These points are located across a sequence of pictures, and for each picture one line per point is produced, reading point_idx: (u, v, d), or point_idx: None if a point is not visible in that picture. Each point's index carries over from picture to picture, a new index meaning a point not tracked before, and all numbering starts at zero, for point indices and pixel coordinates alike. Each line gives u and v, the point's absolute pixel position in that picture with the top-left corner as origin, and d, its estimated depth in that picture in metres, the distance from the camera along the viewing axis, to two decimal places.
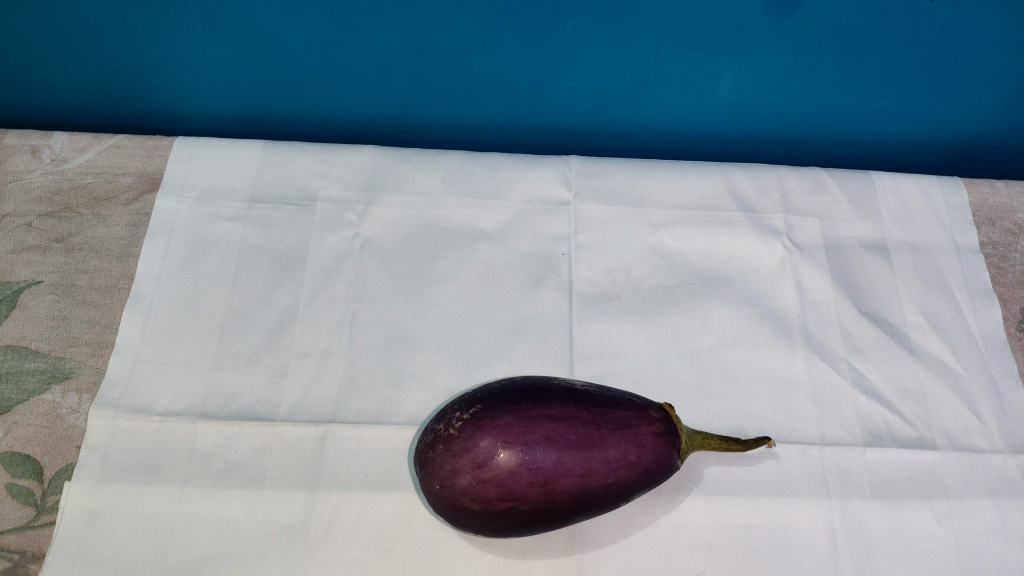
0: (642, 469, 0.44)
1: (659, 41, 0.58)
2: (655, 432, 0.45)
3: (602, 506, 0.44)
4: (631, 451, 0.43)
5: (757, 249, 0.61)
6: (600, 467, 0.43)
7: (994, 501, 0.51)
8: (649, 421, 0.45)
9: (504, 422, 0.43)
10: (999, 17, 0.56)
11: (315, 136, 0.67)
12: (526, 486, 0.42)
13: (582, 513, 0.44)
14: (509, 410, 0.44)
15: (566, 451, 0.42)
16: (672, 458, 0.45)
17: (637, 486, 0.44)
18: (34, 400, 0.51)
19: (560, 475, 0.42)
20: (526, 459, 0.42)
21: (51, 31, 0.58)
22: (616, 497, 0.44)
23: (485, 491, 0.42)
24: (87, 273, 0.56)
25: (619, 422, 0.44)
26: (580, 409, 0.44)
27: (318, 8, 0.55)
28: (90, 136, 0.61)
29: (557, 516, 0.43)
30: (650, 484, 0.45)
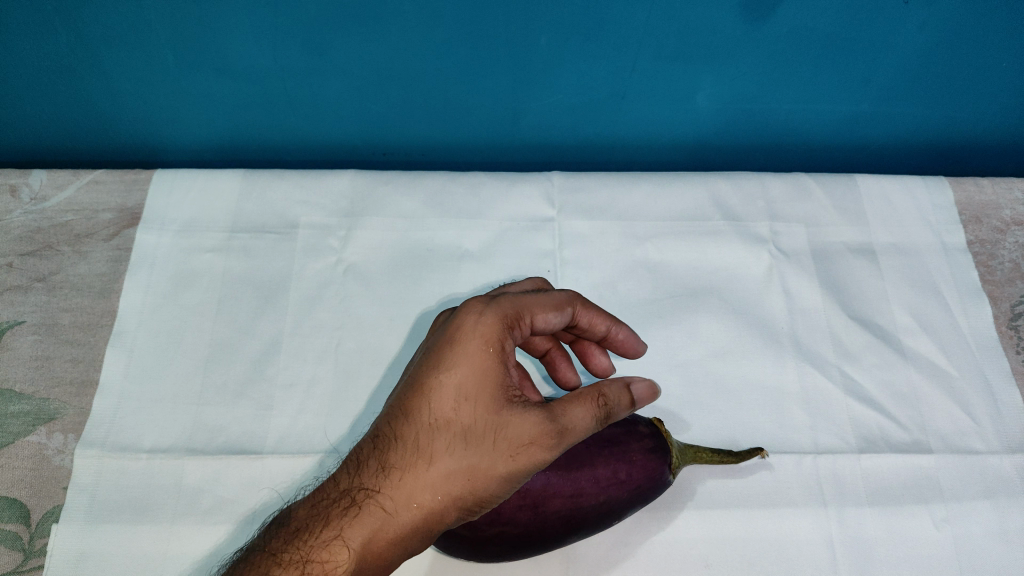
0: (632, 488, 0.43)
1: (634, 55, 0.57)
2: (645, 450, 0.44)
3: (592, 527, 0.44)
4: (621, 469, 0.43)
5: (745, 258, 0.60)
6: (589, 489, 0.42)
7: (992, 502, 0.51)
8: (637, 437, 0.44)
9: None
10: (974, 16, 0.55)
11: (297, 162, 0.67)
12: (515, 510, 0.41)
13: (572, 536, 0.44)
14: None
15: (555, 472, 0.42)
16: (661, 477, 0.45)
17: (626, 505, 0.44)
18: (21, 441, 0.50)
19: (548, 497, 0.41)
20: None
21: (26, 71, 0.58)
22: (607, 518, 0.44)
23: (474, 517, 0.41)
24: (70, 311, 0.55)
25: (609, 439, 0.43)
26: None
27: (290, 34, 0.55)
28: (69, 172, 0.61)
29: (548, 538, 0.43)
30: (640, 504, 0.45)
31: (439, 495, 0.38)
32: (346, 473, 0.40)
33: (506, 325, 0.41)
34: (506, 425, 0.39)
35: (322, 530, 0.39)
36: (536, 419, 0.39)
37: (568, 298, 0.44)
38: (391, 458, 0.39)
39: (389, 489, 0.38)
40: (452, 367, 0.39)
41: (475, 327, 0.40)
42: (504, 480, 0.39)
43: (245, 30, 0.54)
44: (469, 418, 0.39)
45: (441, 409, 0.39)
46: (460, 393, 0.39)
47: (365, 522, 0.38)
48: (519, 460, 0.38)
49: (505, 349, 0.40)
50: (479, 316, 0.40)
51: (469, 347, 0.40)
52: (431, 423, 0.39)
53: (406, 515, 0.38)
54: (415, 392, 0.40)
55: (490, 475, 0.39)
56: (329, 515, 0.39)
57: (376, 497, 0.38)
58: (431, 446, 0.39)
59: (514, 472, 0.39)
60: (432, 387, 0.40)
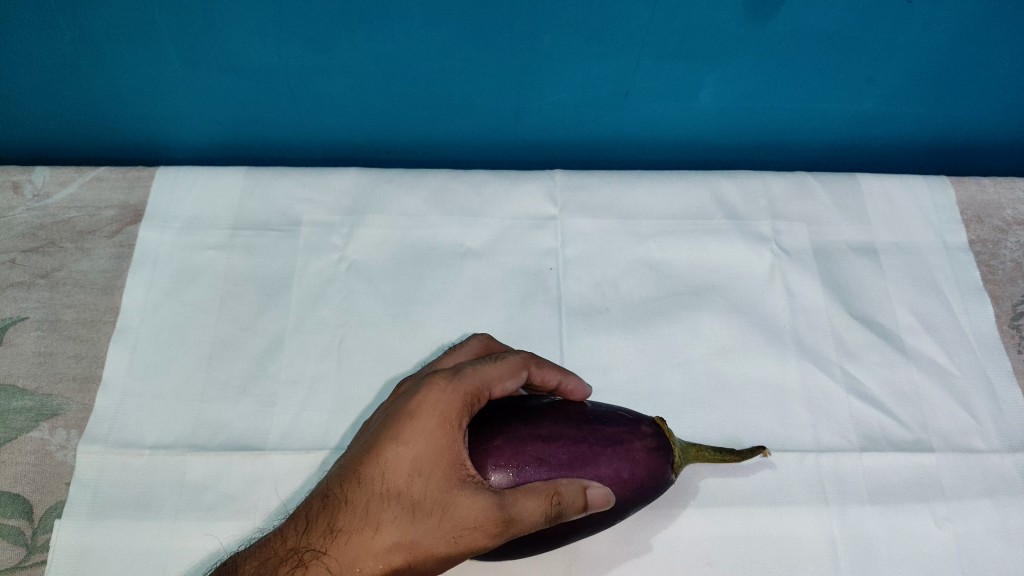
0: (634, 489, 0.43)
1: (637, 53, 0.57)
2: (649, 450, 0.44)
3: (594, 524, 0.43)
4: (624, 468, 0.42)
5: (746, 257, 0.60)
6: (593, 490, 0.41)
7: (993, 501, 0.51)
8: (641, 436, 0.44)
9: (493, 444, 0.41)
10: (977, 16, 0.56)
11: (299, 160, 0.67)
12: None
13: (574, 533, 0.43)
14: (498, 432, 0.42)
15: (557, 472, 0.41)
16: (663, 476, 0.44)
17: (628, 503, 0.43)
18: (22, 438, 0.50)
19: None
20: (517, 481, 0.41)
21: (28, 68, 0.58)
22: (608, 516, 0.43)
23: None
24: (72, 308, 0.55)
25: (611, 438, 0.43)
26: (571, 426, 0.42)
27: (294, 32, 0.55)
28: (71, 169, 0.61)
29: (548, 534, 0.42)
30: (641, 502, 0.44)
31: (378, 565, 0.39)
32: (297, 532, 0.41)
33: (466, 404, 0.41)
34: (453, 506, 0.39)
35: None
36: (484, 504, 0.39)
37: (522, 362, 0.45)
38: (340, 522, 0.40)
39: (335, 552, 0.40)
40: (409, 440, 0.40)
41: (434, 403, 0.41)
42: (444, 557, 0.40)
43: (248, 27, 0.54)
44: (418, 494, 0.40)
45: (394, 480, 0.40)
46: (413, 469, 0.40)
47: None
48: (462, 540, 0.39)
49: (464, 428, 0.41)
50: (440, 393, 0.41)
51: (428, 423, 0.41)
52: (383, 492, 0.40)
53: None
54: (371, 460, 0.41)
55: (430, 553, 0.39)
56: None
57: (322, 559, 0.40)
58: (379, 515, 0.40)
59: (454, 552, 0.39)
60: (387, 458, 0.41)
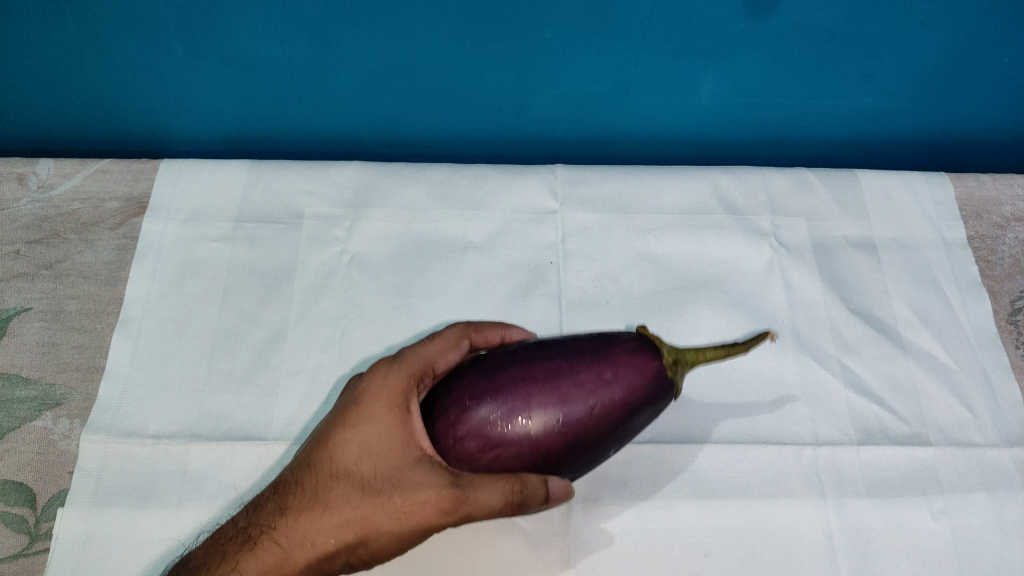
0: (622, 401, 0.38)
1: (638, 48, 0.58)
2: (630, 352, 0.40)
3: (596, 449, 0.39)
4: (604, 368, 0.39)
5: (745, 251, 0.61)
6: (573, 403, 0.38)
7: (990, 494, 0.51)
8: (619, 343, 0.40)
9: (466, 377, 0.40)
10: (976, 12, 0.56)
11: (302, 154, 0.67)
12: (502, 429, 0.38)
13: (575, 460, 0.39)
14: (472, 367, 0.40)
15: (533, 386, 0.38)
16: (660, 378, 0.40)
17: (625, 417, 0.39)
18: (26, 427, 0.51)
19: (530, 414, 0.38)
20: (495, 402, 0.38)
21: (34, 60, 0.58)
22: (606, 434, 0.39)
23: (464, 447, 0.38)
24: (76, 298, 0.56)
25: (589, 349, 0.40)
26: (544, 348, 0.40)
27: (298, 26, 0.55)
28: (76, 162, 0.61)
29: (551, 458, 0.38)
30: (644, 416, 0.40)
31: (330, 543, 0.40)
32: (251, 513, 0.42)
33: (411, 387, 0.42)
34: (402, 479, 0.39)
35: (220, 565, 0.41)
36: (430, 478, 0.39)
37: (460, 333, 0.45)
38: (290, 501, 0.41)
39: (285, 529, 0.40)
40: (355, 425, 0.41)
41: (379, 387, 0.42)
42: (393, 535, 0.40)
43: (253, 20, 0.55)
44: (369, 472, 0.40)
45: (344, 461, 0.41)
46: (362, 449, 0.41)
47: (260, 555, 0.40)
48: (411, 516, 0.39)
49: (412, 410, 0.41)
50: (384, 376, 0.42)
51: (375, 406, 0.41)
52: (334, 473, 0.41)
53: (299, 559, 0.40)
54: (322, 442, 0.42)
55: (380, 529, 0.40)
56: (225, 564, 0.41)
57: (272, 537, 0.40)
58: (328, 493, 0.40)
59: (404, 528, 0.40)
60: (338, 440, 0.41)
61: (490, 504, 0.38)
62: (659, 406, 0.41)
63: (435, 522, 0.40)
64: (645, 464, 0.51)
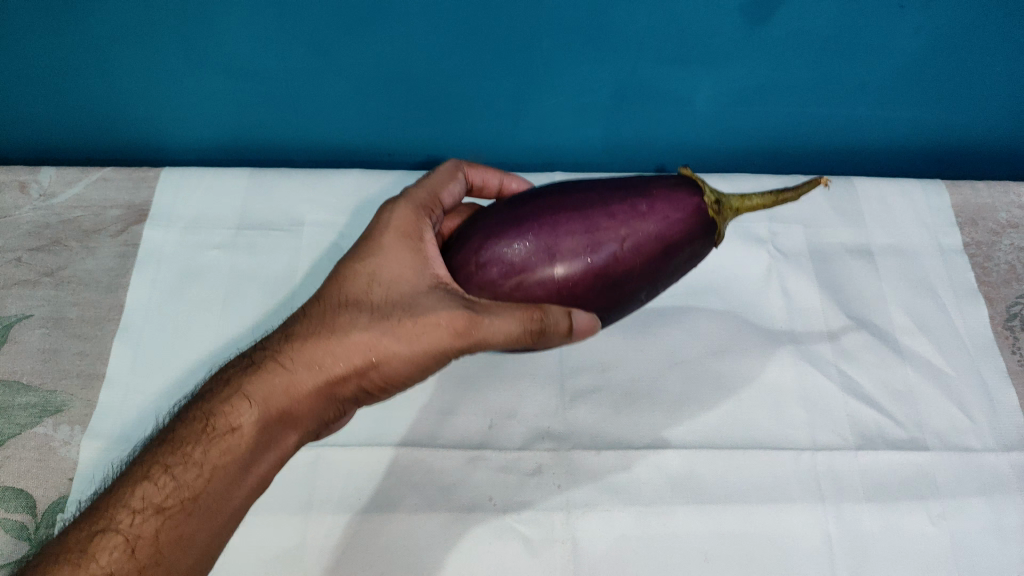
0: (657, 235, 0.39)
1: (635, 57, 0.58)
2: (666, 189, 0.40)
3: (632, 285, 0.40)
4: (638, 202, 0.39)
5: (742, 257, 0.61)
6: (604, 236, 0.38)
7: (987, 499, 0.51)
8: (658, 181, 0.41)
9: (498, 210, 0.41)
10: (969, 20, 0.56)
11: (302, 163, 0.68)
12: (526, 257, 0.39)
13: (611, 292, 0.40)
14: (506, 202, 0.42)
15: (563, 215, 0.39)
16: (698, 218, 0.40)
17: (660, 255, 0.39)
18: (26, 433, 0.50)
19: (558, 249, 0.39)
20: (523, 231, 0.39)
21: (36, 69, 0.59)
22: (642, 269, 0.39)
23: (488, 274, 0.40)
24: (77, 305, 0.56)
25: (625, 186, 0.40)
26: (578, 183, 0.41)
27: (298, 35, 0.56)
28: (78, 170, 0.62)
29: (576, 290, 0.39)
30: (684, 255, 0.40)
31: (340, 367, 0.40)
32: (258, 347, 0.42)
33: (421, 223, 0.44)
34: (417, 306, 0.40)
35: (226, 390, 0.40)
36: (446, 302, 0.40)
37: (454, 167, 0.49)
38: (299, 329, 0.41)
39: (294, 352, 0.40)
40: (367, 256, 0.42)
41: (390, 220, 0.44)
42: (403, 358, 0.40)
43: (253, 29, 0.55)
44: (379, 299, 0.41)
45: (355, 290, 0.41)
46: (373, 277, 0.42)
47: (268, 376, 0.40)
48: (422, 341, 0.40)
49: (425, 240, 0.43)
50: (394, 213, 0.44)
51: (386, 237, 0.43)
52: (343, 300, 0.41)
53: (309, 381, 0.40)
54: (333, 278, 0.42)
55: (393, 353, 0.40)
56: (229, 391, 0.40)
57: (279, 360, 0.40)
58: (339, 318, 0.40)
59: (417, 352, 0.40)
60: (347, 273, 0.42)
61: (506, 333, 0.39)
62: (699, 251, 0.41)
63: (448, 348, 0.40)
64: (645, 470, 0.52)
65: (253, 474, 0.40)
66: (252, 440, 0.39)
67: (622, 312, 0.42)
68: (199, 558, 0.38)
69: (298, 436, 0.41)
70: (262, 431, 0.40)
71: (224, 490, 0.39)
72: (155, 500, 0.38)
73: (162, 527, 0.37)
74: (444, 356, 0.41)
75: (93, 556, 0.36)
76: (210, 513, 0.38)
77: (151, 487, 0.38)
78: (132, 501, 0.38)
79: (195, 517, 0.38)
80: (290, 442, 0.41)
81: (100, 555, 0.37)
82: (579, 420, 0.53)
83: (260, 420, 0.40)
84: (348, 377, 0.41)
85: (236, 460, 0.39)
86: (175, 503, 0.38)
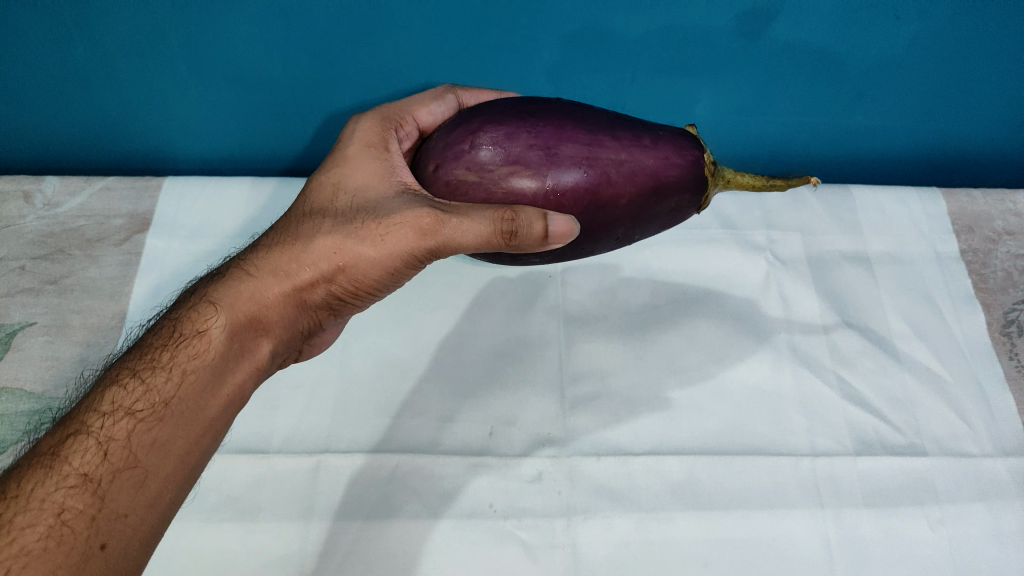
0: (652, 171, 0.38)
1: (634, 67, 0.59)
2: (672, 134, 0.40)
3: (614, 213, 0.39)
4: (644, 137, 0.39)
5: (740, 265, 0.62)
6: (605, 152, 0.38)
7: (986, 504, 0.51)
8: (662, 127, 0.41)
9: (500, 105, 0.40)
10: (964, 29, 0.57)
11: (305, 172, 0.68)
12: (525, 148, 0.37)
13: (593, 216, 0.38)
14: (506, 100, 0.40)
15: (569, 122, 0.38)
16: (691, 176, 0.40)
17: (651, 192, 0.39)
18: (29, 439, 0.51)
19: (559, 150, 0.37)
20: (527, 125, 0.38)
21: (41, 80, 0.59)
22: (629, 201, 0.38)
23: (480, 157, 0.38)
24: (80, 313, 0.56)
25: (632, 122, 0.40)
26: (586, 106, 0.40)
27: (300, 46, 0.56)
28: (81, 180, 0.63)
29: (564, 200, 0.38)
30: (667, 206, 0.40)
31: (306, 271, 0.40)
32: (229, 263, 0.42)
33: (387, 142, 0.46)
34: (381, 206, 0.40)
35: (196, 300, 0.40)
36: (410, 201, 0.39)
37: (442, 91, 0.51)
38: (267, 243, 0.41)
39: (261, 262, 0.40)
40: (335, 170, 0.44)
41: (359, 137, 0.46)
42: (369, 259, 0.40)
43: (256, 40, 0.56)
44: (344, 205, 0.41)
45: (322, 199, 0.42)
46: (339, 187, 0.43)
47: (236, 285, 0.40)
48: (388, 240, 0.39)
49: (390, 150, 0.45)
50: (363, 130, 0.46)
51: (351, 153, 0.45)
52: (307, 213, 0.42)
53: (276, 288, 0.40)
54: (303, 195, 0.44)
55: (359, 255, 0.40)
56: (197, 303, 0.40)
57: (246, 270, 0.40)
58: (305, 227, 0.41)
59: (382, 254, 0.40)
60: (313, 188, 0.43)
61: (475, 240, 0.37)
62: (682, 209, 0.41)
63: (415, 249, 0.39)
64: (645, 475, 0.52)
65: (229, 383, 0.38)
66: (221, 346, 0.38)
67: (590, 244, 0.41)
68: (176, 467, 0.36)
69: (271, 345, 0.41)
70: (231, 339, 0.39)
71: (198, 391, 0.37)
72: (127, 403, 0.36)
73: (135, 428, 0.36)
74: (413, 256, 0.40)
75: (65, 458, 0.35)
76: (184, 419, 0.36)
77: (121, 391, 0.37)
78: (103, 405, 0.36)
79: (168, 422, 0.36)
80: (262, 351, 0.40)
81: (72, 456, 0.35)
82: (579, 426, 0.54)
83: (228, 324, 0.39)
84: (316, 280, 0.41)
85: (208, 362, 0.38)
86: (147, 406, 0.36)
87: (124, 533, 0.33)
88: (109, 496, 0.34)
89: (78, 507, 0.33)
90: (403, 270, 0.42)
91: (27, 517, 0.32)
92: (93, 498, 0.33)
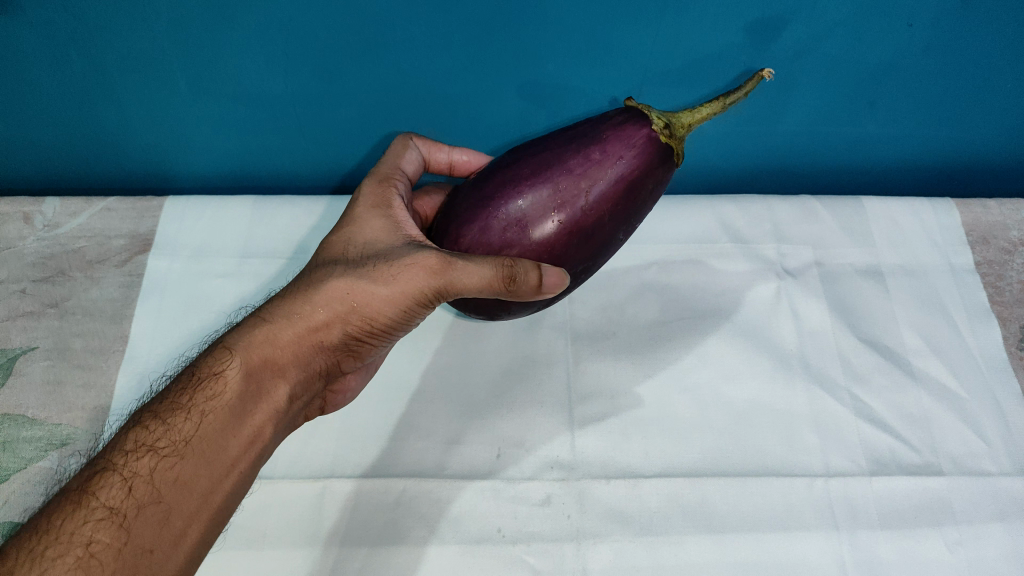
0: (623, 222, 0.42)
1: (642, 77, 0.57)
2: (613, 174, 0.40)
3: (608, 235, 0.42)
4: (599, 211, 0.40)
5: (750, 280, 0.61)
6: (577, 162, 0.40)
7: (1004, 525, 0.50)
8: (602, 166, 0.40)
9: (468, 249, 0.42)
10: (980, 37, 0.56)
11: (307, 187, 0.67)
12: None
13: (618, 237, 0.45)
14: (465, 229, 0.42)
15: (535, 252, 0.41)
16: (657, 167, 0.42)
17: (632, 221, 0.42)
18: (32, 467, 0.50)
19: (545, 224, 0.41)
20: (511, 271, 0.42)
21: (40, 99, 0.59)
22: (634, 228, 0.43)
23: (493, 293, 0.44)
24: (82, 336, 0.56)
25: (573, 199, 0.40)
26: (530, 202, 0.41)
27: (301, 61, 0.55)
28: (82, 201, 0.62)
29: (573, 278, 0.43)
30: (652, 196, 0.42)
31: (320, 312, 0.42)
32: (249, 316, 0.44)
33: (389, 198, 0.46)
34: (394, 254, 0.42)
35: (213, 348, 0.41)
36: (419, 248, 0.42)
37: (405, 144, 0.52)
38: (285, 293, 0.43)
39: (275, 309, 0.42)
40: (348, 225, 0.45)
41: (366, 194, 0.47)
42: (382, 300, 0.42)
43: (256, 56, 0.55)
44: (356, 255, 0.43)
45: (333, 248, 0.44)
46: (350, 242, 0.44)
47: (257, 330, 0.41)
48: (397, 279, 0.41)
49: (394, 207, 0.46)
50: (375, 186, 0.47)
51: (355, 214, 0.46)
52: (321, 264, 0.44)
53: (289, 331, 0.41)
54: (323, 249, 0.45)
55: (370, 295, 0.42)
56: (215, 350, 0.41)
57: (263, 316, 0.42)
58: (321, 277, 0.43)
59: (394, 293, 0.41)
60: (326, 244, 0.45)
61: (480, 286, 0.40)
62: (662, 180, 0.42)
63: (425, 289, 0.41)
64: (656, 498, 0.51)
65: (249, 422, 0.39)
66: (238, 386, 0.39)
67: None
68: (199, 504, 0.37)
69: (291, 385, 0.42)
70: (247, 380, 0.40)
71: (218, 431, 0.38)
72: (150, 441, 0.38)
73: (157, 465, 0.37)
74: (424, 300, 0.42)
75: (92, 493, 0.36)
76: (205, 458, 0.37)
77: (144, 431, 0.38)
78: (127, 445, 0.38)
79: (190, 460, 0.37)
80: (281, 391, 0.41)
81: (99, 491, 0.36)
82: (588, 448, 0.53)
83: (246, 367, 0.40)
84: (331, 321, 0.42)
85: (224, 401, 0.39)
86: (168, 444, 0.37)
87: (149, 567, 0.35)
88: (132, 530, 0.35)
89: (106, 540, 0.34)
90: (418, 312, 0.44)
91: (57, 550, 0.34)
92: (118, 531, 0.35)
